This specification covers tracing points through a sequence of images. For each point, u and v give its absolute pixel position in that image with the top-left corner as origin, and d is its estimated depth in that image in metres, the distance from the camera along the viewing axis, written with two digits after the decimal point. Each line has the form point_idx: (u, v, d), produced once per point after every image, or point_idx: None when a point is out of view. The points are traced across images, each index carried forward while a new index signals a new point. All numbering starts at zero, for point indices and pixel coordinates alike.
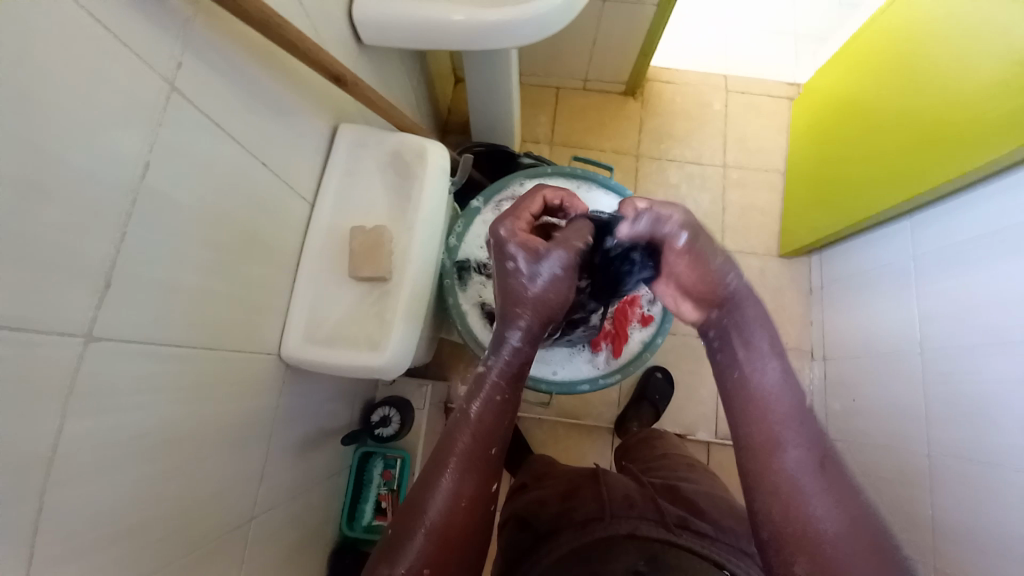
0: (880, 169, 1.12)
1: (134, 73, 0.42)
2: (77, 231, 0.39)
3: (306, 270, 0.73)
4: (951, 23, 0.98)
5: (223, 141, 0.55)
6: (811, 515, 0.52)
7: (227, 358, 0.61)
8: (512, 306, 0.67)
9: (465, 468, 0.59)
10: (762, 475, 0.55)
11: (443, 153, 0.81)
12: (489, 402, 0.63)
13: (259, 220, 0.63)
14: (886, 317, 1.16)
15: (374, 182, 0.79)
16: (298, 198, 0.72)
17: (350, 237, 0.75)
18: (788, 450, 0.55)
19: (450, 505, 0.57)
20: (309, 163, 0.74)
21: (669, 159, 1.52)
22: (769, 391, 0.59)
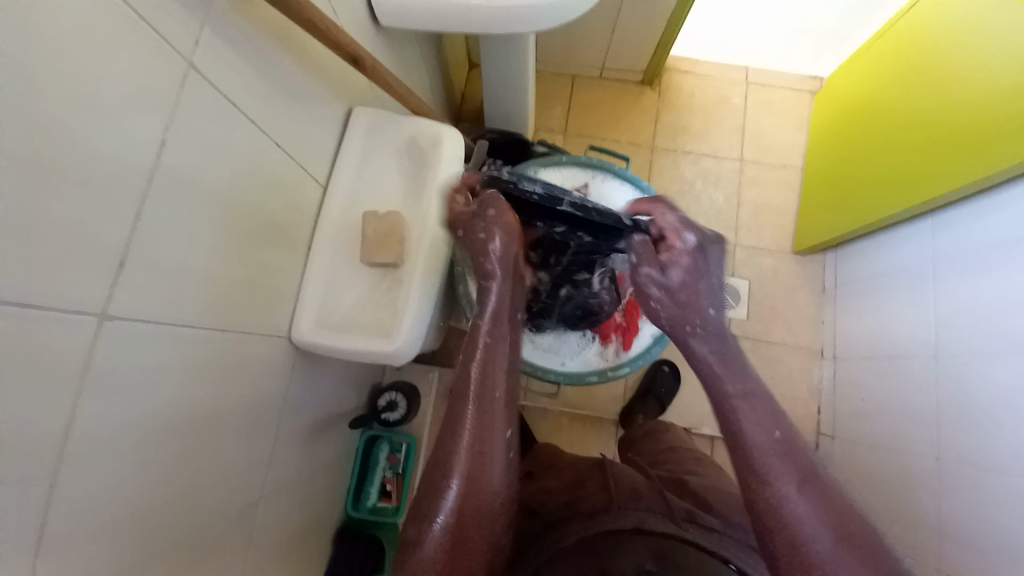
0: (898, 169, 1.10)
1: (154, 51, 0.41)
2: (94, 212, 0.39)
3: (318, 253, 0.73)
4: (979, 19, 0.95)
5: (240, 121, 0.54)
6: (805, 537, 0.53)
7: (239, 341, 0.61)
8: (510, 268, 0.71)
9: (480, 430, 0.60)
10: (756, 493, 0.56)
11: (458, 139, 0.80)
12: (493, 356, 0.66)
13: (274, 204, 0.63)
14: (900, 320, 1.14)
15: (388, 168, 0.78)
16: (312, 181, 0.71)
17: (363, 223, 0.75)
18: (769, 474, 0.57)
19: (476, 450, 0.58)
20: (325, 146, 0.73)
21: (684, 152, 1.49)
22: (743, 420, 0.61)
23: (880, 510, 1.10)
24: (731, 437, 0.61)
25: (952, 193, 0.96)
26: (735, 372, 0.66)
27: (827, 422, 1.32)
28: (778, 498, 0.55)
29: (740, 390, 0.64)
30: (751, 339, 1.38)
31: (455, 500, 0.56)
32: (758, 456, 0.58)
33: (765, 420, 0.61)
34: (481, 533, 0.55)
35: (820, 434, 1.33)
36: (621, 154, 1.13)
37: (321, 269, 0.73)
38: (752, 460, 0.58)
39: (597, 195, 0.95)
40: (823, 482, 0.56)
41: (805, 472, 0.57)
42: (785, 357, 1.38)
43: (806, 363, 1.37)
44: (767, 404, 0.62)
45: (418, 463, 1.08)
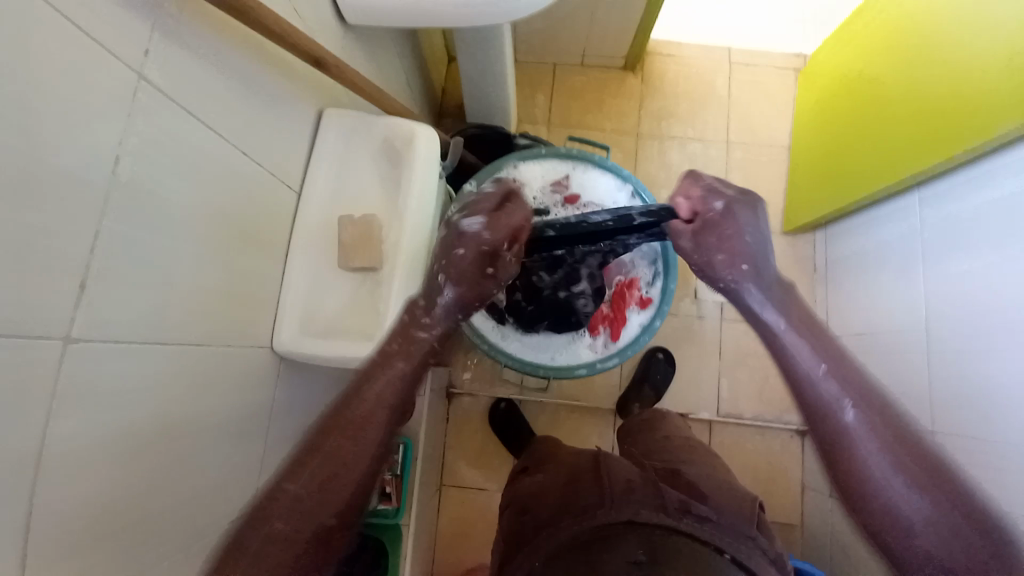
0: (883, 144, 1.09)
1: (102, 63, 0.40)
2: (50, 231, 0.37)
3: (295, 261, 0.72)
4: None
5: (204, 131, 0.52)
6: (892, 501, 0.49)
7: (220, 353, 0.60)
8: (472, 304, 0.71)
9: (313, 467, 0.53)
10: (835, 451, 0.53)
11: (433, 138, 0.79)
12: (362, 388, 0.58)
13: (248, 214, 0.62)
14: (891, 296, 1.14)
15: (363, 169, 0.77)
16: (286, 188, 0.70)
17: (340, 226, 0.73)
18: (848, 437, 0.52)
19: (339, 456, 0.53)
20: (298, 151, 0.72)
21: (670, 137, 1.48)
22: (822, 382, 0.55)
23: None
24: (807, 397, 0.56)
25: (940, 165, 0.95)
26: (800, 322, 0.61)
27: None
28: (860, 459, 0.51)
29: (816, 354, 0.57)
30: (743, 322, 1.39)
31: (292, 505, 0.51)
32: (836, 417, 0.53)
33: (860, 381, 0.54)
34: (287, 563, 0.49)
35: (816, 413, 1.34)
36: (600, 143, 1.12)
37: (301, 275, 0.72)
38: (834, 427, 0.53)
39: (579, 186, 0.94)
40: (921, 447, 0.50)
41: (897, 434, 0.51)
42: None
43: None
44: (844, 354, 0.57)
45: (415, 465, 1.08)
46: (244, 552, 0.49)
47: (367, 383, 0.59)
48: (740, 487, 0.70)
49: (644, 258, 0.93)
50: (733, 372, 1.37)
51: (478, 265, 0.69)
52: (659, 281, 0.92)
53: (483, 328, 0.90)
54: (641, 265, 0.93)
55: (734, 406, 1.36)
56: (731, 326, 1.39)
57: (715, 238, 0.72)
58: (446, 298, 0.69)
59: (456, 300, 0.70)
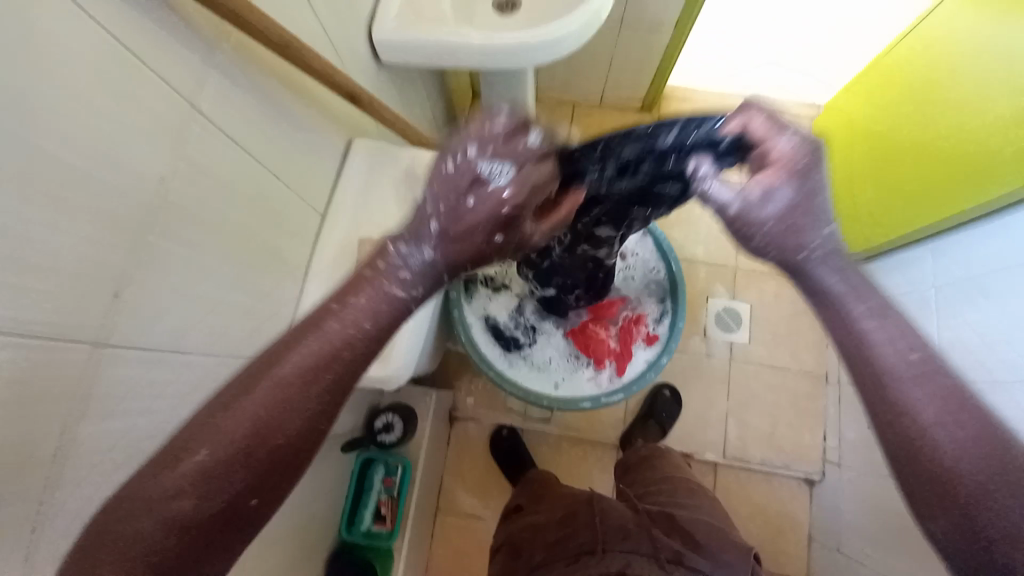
0: (895, 193, 1.11)
1: (159, 92, 0.44)
2: (95, 241, 0.40)
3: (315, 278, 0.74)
4: (956, 45, 0.97)
5: (240, 154, 0.56)
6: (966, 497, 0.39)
7: (232, 366, 0.61)
8: (467, 266, 0.49)
9: (203, 453, 0.39)
10: (896, 433, 0.42)
11: None
12: (297, 352, 0.42)
13: (273, 234, 0.65)
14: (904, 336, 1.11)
15: (385, 197, 0.79)
16: (312, 210, 0.74)
17: (359, 248, 0.75)
18: (911, 414, 0.42)
19: (271, 430, 0.40)
20: (325, 177, 0.76)
21: None
22: (892, 365, 0.43)
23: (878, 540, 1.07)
24: (885, 394, 0.43)
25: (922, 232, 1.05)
26: (883, 304, 0.45)
27: (832, 449, 1.30)
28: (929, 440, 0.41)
29: (915, 347, 0.43)
30: (752, 363, 1.38)
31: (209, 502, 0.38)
32: (897, 388, 0.42)
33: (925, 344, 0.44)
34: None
35: (826, 461, 1.32)
36: None
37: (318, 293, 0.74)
38: (908, 429, 0.42)
39: None
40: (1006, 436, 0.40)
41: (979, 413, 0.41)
42: (788, 382, 1.37)
43: (810, 388, 1.37)
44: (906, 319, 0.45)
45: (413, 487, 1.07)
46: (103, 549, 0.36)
47: (303, 347, 0.42)
48: (736, 536, 0.70)
49: (652, 295, 0.95)
50: (742, 414, 1.35)
51: (487, 226, 0.48)
52: (667, 318, 0.92)
53: (490, 356, 0.91)
54: (648, 302, 0.94)
55: (742, 449, 1.34)
56: (740, 366, 1.38)
57: (774, 195, 0.49)
58: (430, 252, 0.47)
59: (446, 257, 0.48)
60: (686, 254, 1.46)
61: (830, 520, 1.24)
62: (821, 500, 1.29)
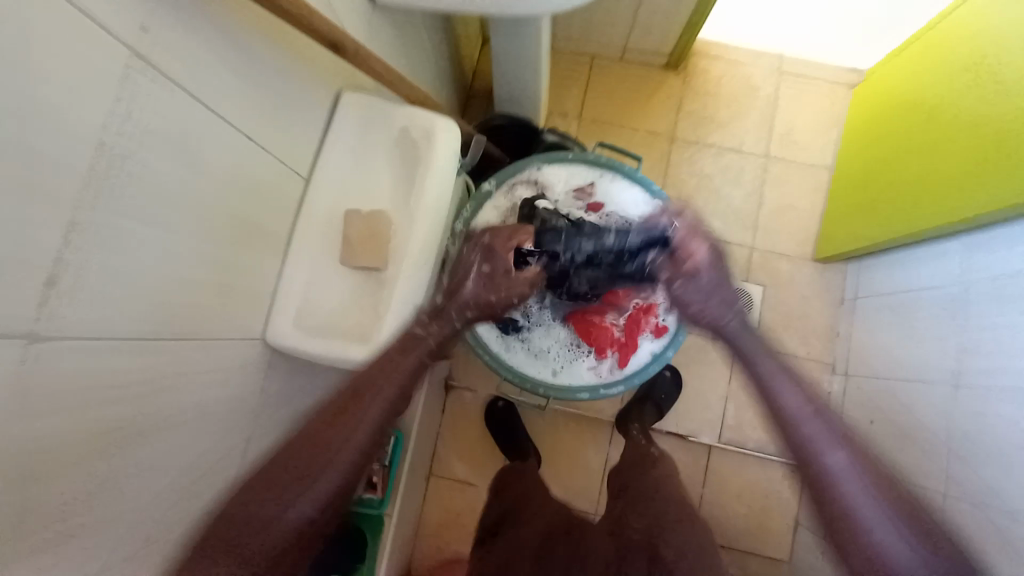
0: (921, 183, 1.04)
1: (86, 35, 0.36)
2: (18, 219, 0.34)
3: (297, 253, 0.67)
4: (1018, 25, 0.87)
5: (199, 110, 0.48)
6: (858, 512, 0.59)
7: (204, 347, 0.56)
8: (466, 309, 0.68)
9: (309, 461, 0.56)
10: (810, 466, 0.62)
11: (453, 133, 0.72)
12: (371, 387, 0.61)
13: (247, 204, 0.58)
14: (922, 338, 1.06)
15: (377, 165, 0.72)
16: (293, 175, 0.65)
17: (347, 222, 0.69)
18: (819, 448, 0.62)
19: (352, 441, 0.58)
20: (309, 136, 0.67)
21: (706, 144, 1.41)
22: (801, 418, 0.64)
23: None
24: (801, 442, 0.63)
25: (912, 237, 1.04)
26: (786, 368, 0.68)
27: None
28: (830, 471, 0.61)
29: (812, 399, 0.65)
30: None
31: (310, 496, 0.55)
32: (809, 432, 0.63)
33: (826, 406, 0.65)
34: (260, 553, 0.53)
35: None
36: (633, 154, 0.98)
37: (300, 268, 0.67)
38: (817, 467, 0.62)
39: (604, 195, 0.90)
40: (880, 467, 0.61)
41: (861, 453, 0.62)
42: (793, 369, 1.33)
43: (815, 376, 1.33)
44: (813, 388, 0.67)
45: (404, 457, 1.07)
46: (227, 552, 0.52)
47: (373, 383, 0.61)
48: (721, 564, 0.80)
49: None
50: (742, 399, 1.33)
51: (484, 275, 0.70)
52: None
53: (486, 338, 0.88)
54: None
55: (739, 433, 1.32)
56: None
57: (698, 291, 0.71)
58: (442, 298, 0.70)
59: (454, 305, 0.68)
60: None
61: None
62: None
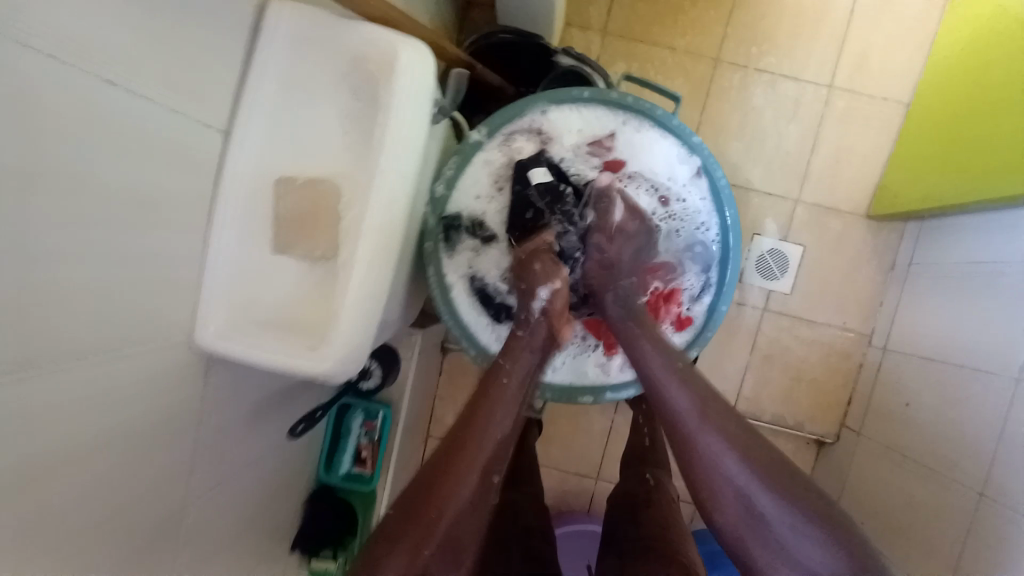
0: (1022, 119, 0.79)
1: None
2: None
3: (223, 231, 0.53)
4: None
5: (31, 59, 0.31)
6: (731, 497, 0.56)
7: (116, 364, 0.45)
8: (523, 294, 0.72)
9: (443, 486, 0.55)
10: (686, 442, 0.59)
11: (421, 61, 0.56)
12: (496, 407, 0.62)
13: (142, 178, 0.42)
14: (986, 321, 0.90)
15: (317, 112, 0.58)
16: (205, 128, 0.49)
17: (281, 197, 0.57)
18: (699, 439, 0.58)
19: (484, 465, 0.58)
20: (225, 70, 0.50)
21: (757, 69, 1.15)
22: (673, 393, 0.62)
23: (881, 524, 0.99)
24: (680, 430, 0.60)
25: (1001, 195, 0.81)
26: (666, 352, 0.66)
27: (855, 414, 1.17)
28: (709, 456, 0.57)
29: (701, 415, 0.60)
30: (789, 316, 1.20)
31: (448, 523, 0.53)
32: (685, 418, 0.60)
33: (698, 384, 0.62)
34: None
35: (844, 424, 1.20)
36: (672, 93, 0.77)
37: (225, 243, 0.54)
38: (700, 448, 0.58)
39: (627, 148, 0.77)
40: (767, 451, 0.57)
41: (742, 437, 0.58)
42: (824, 340, 1.20)
43: (847, 350, 1.20)
44: (693, 375, 0.63)
45: (395, 428, 1.00)
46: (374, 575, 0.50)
47: (496, 410, 0.61)
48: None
49: (696, 261, 0.78)
50: (763, 370, 1.21)
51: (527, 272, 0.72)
52: (707, 296, 0.78)
53: (474, 325, 0.78)
54: (690, 271, 0.78)
55: (756, 405, 1.22)
56: (774, 318, 1.20)
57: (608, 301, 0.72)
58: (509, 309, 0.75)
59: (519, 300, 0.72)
60: (739, 178, 1.17)
61: (830, 483, 1.17)
62: (827, 461, 1.21)
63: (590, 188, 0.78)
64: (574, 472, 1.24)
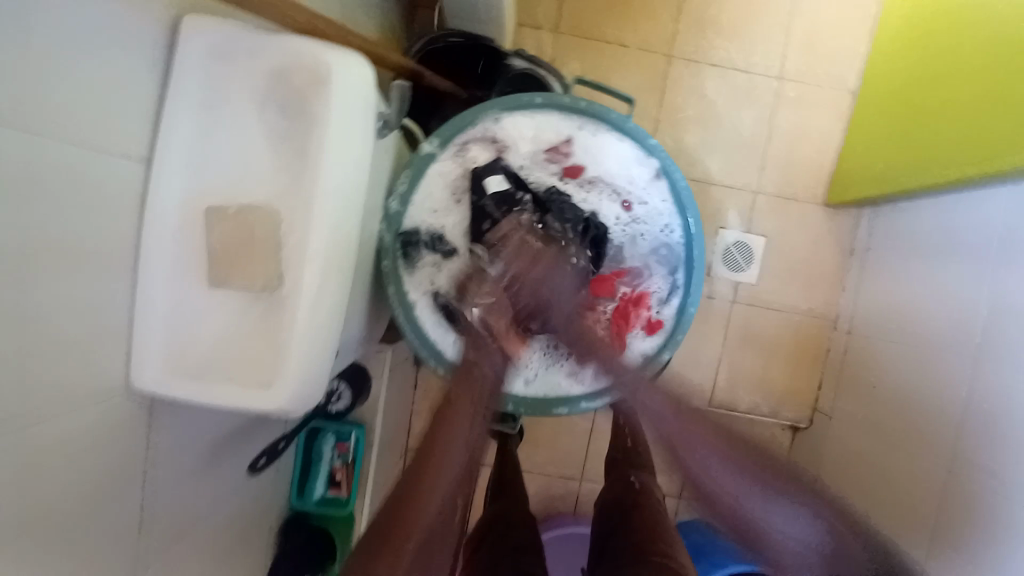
0: (964, 105, 0.82)
1: None
2: None
3: (155, 262, 0.51)
4: None
5: None
6: (732, 497, 0.62)
7: (43, 410, 0.42)
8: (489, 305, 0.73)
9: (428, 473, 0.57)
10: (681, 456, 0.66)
11: (359, 72, 0.54)
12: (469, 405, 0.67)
13: (58, 216, 0.41)
14: (944, 298, 0.92)
15: (248, 131, 0.55)
16: (123, 159, 0.48)
17: (212, 226, 0.53)
18: (686, 448, 0.66)
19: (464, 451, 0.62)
20: (141, 95, 0.48)
21: (711, 63, 1.16)
22: (651, 413, 0.70)
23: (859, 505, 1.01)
24: (677, 452, 0.67)
25: (947, 181, 0.84)
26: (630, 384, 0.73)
27: (826, 397, 1.20)
28: (700, 469, 0.64)
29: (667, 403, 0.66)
30: (757, 305, 1.22)
31: (432, 511, 0.54)
32: (675, 435, 0.67)
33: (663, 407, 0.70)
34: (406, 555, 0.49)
35: (817, 408, 1.22)
36: (627, 95, 0.77)
37: (158, 277, 0.52)
38: (695, 461, 0.65)
39: (584, 152, 0.77)
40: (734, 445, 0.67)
41: (723, 443, 0.66)
42: (791, 326, 1.22)
43: (814, 334, 1.22)
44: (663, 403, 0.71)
45: (372, 447, 0.97)
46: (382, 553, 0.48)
47: (465, 413, 0.66)
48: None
49: (662, 264, 0.78)
50: (736, 359, 1.23)
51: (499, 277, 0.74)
52: (675, 297, 0.77)
53: (440, 344, 0.76)
54: (656, 274, 0.78)
55: (731, 395, 1.24)
56: (744, 308, 1.22)
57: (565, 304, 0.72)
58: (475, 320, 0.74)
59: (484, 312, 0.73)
60: (699, 172, 1.19)
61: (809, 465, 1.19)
62: (803, 445, 1.23)
63: (549, 194, 0.77)
64: (558, 476, 1.23)
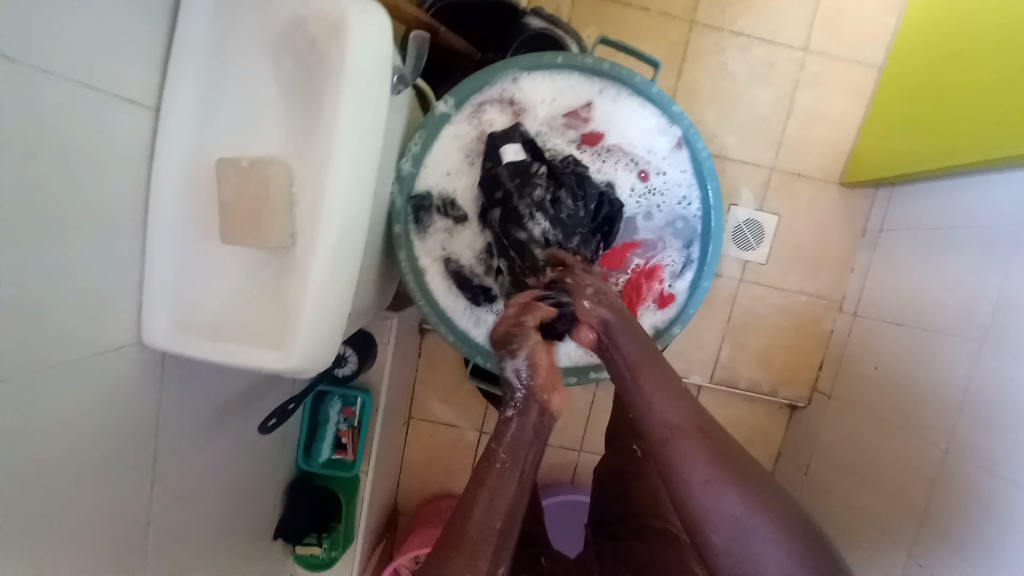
0: (992, 82, 0.79)
1: None
2: None
3: (162, 219, 0.50)
4: None
5: None
6: (716, 530, 0.47)
7: (56, 366, 0.43)
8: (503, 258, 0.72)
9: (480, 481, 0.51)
10: (672, 461, 0.51)
11: (371, 21, 0.51)
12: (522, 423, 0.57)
13: (64, 170, 0.40)
14: (954, 282, 0.92)
15: (254, 84, 0.53)
16: (126, 112, 0.46)
17: (221, 182, 0.52)
18: (682, 459, 0.50)
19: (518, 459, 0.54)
20: (143, 44, 0.46)
21: (731, 32, 1.12)
22: (655, 397, 0.55)
23: (850, 482, 1.03)
24: (673, 471, 0.50)
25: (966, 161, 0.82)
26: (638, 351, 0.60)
27: (826, 377, 1.21)
28: (685, 478, 0.49)
29: (705, 448, 0.50)
30: (763, 284, 1.21)
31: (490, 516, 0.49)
32: (672, 440, 0.51)
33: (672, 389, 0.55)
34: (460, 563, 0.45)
35: (816, 388, 1.23)
36: (652, 59, 0.73)
37: (166, 235, 0.51)
38: (683, 467, 0.50)
39: (604, 119, 0.75)
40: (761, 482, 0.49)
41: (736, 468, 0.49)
42: (796, 307, 1.22)
43: (819, 315, 1.22)
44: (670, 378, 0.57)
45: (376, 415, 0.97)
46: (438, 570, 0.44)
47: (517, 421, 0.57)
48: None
49: (676, 237, 0.77)
50: (739, 338, 1.23)
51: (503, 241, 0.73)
52: (689, 272, 0.77)
53: (451, 310, 0.76)
54: (671, 247, 0.77)
55: (731, 372, 1.24)
56: (750, 288, 1.21)
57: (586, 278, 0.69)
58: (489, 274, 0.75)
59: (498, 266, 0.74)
60: (713, 147, 1.16)
61: (803, 443, 1.21)
62: (799, 423, 1.24)
63: (566, 163, 0.75)
64: (557, 446, 1.25)
